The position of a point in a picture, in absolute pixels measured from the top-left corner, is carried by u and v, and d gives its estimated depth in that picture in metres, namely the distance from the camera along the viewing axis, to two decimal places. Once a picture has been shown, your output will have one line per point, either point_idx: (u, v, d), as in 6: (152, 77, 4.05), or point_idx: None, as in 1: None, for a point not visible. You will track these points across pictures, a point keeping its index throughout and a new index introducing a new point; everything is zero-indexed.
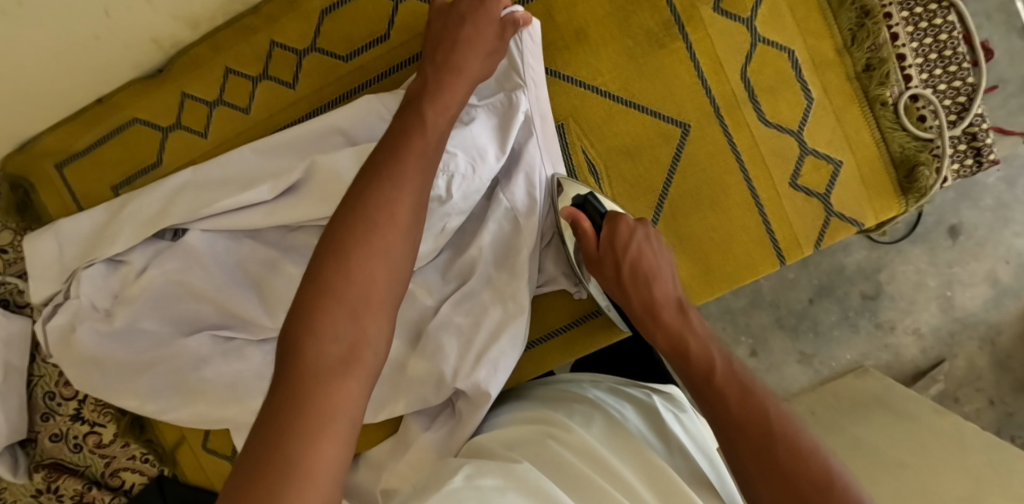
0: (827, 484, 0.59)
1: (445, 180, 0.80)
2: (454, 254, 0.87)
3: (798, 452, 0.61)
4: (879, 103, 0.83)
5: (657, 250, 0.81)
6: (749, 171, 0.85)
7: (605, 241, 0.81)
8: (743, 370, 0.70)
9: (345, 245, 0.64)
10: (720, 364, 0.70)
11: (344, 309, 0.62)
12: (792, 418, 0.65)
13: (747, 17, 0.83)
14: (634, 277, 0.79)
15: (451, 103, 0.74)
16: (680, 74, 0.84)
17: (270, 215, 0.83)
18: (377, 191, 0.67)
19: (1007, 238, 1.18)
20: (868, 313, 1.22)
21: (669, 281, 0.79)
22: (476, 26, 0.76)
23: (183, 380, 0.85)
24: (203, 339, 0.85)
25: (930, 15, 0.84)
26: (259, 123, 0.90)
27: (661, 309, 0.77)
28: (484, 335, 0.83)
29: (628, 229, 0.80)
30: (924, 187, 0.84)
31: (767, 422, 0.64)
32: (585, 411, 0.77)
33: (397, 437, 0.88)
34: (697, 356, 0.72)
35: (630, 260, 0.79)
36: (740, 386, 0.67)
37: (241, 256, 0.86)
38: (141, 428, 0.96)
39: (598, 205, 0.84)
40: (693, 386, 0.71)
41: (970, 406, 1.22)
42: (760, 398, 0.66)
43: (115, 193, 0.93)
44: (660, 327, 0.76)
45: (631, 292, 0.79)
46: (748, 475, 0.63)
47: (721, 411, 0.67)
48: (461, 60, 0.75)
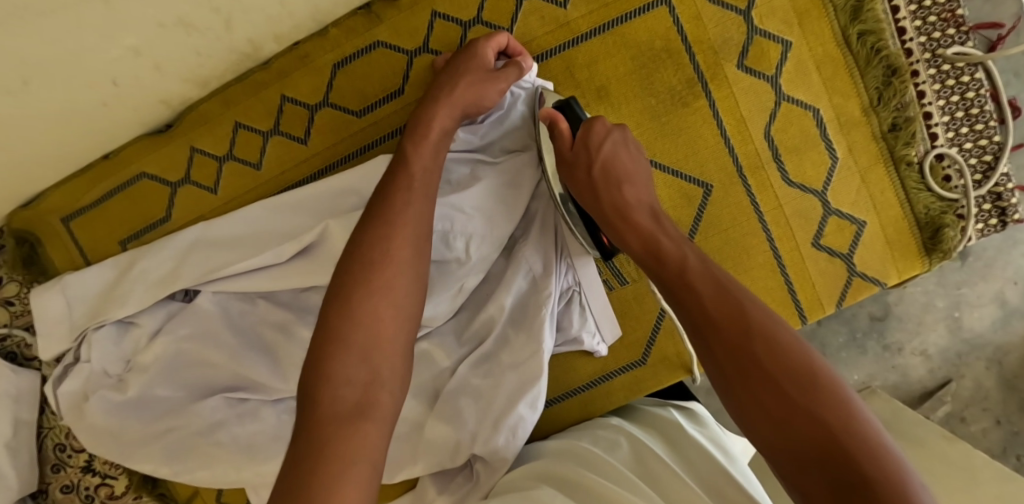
0: (811, 382, 0.57)
1: (463, 241, 0.79)
2: (472, 313, 0.85)
3: (778, 351, 0.59)
4: (905, 163, 0.82)
5: (634, 154, 0.76)
6: (772, 231, 0.84)
7: (580, 140, 0.76)
8: (718, 268, 0.68)
9: (349, 295, 0.66)
10: (693, 259, 0.68)
11: (353, 352, 0.63)
12: (771, 316, 0.63)
13: (772, 74, 0.81)
14: (607, 179, 0.74)
15: (435, 136, 0.74)
16: (703, 134, 0.83)
17: (283, 277, 0.81)
18: (373, 231, 0.69)
19: (1015, 258, 1.18)
20: (876, 335, 1.22)
21: (645, 186, 0.75)
22: (456, 67, 0.77)
23: (198, 446, 0.83)
24: (218, 403, 0.84)
25: (957, 73, 0.82)
26: (271, 179, 0.88)
27: (633, 212, 0.73)
28: (502, 399, 0.80)
29: (605, 130, 0.76)
30: (949, 247, 0.83)
31: (744, 319, 0.62)
32: (609, 436, 0.79)
33: (414, 493, 0.87)
34: (671, 255, 0.69)
35: (604, 160, 0.75)
36: (716, 283, 0.65)
37: (254, 317, 0.85)
38: (153, 483, 0.95)
39: (579, 111, 0.79)
40: (666, 286, 0.68)
41: (976, 425, 1.22)
42: (736, 295, 0.64)
43: (123, 248, 0.91)
44: (631, 228, 0.72)
45: (602, 194, 0.74)
46: (726, 378, 0.61)
47: (697, 312, 0.65)
48: (440, 90, 0.76)
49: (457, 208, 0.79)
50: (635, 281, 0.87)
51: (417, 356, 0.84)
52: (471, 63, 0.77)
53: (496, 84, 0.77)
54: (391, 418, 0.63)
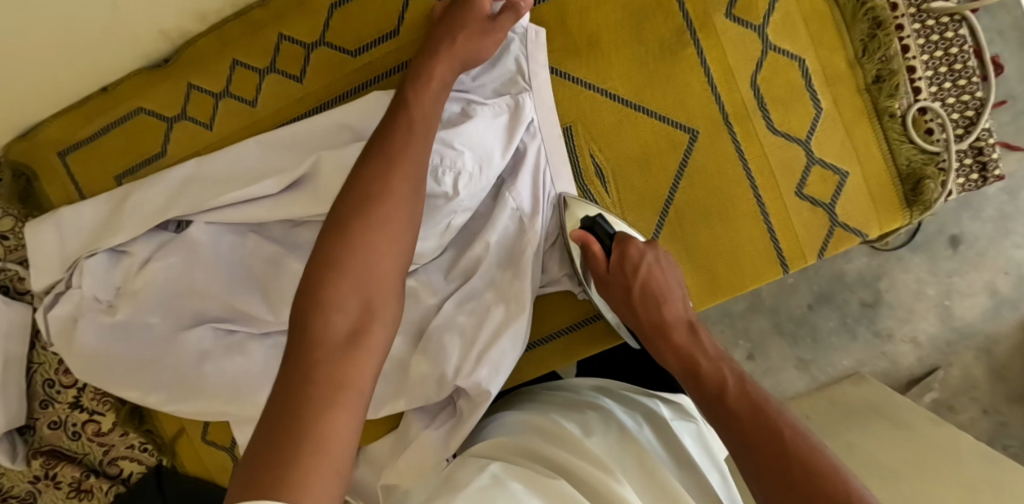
0: (849, 502, 0.54)
1: (452, 177, 0.79)
2: (458, 251, 0.86)
3: (815, 473, 0.56)
4: (888, 115, 0.83)
5: (667, 271, 0.80)
6: (756, 179, 0.85)
7: (615, 259, 0.80)
8: (757, 387, 0.66)
9: (348, 228, 0.65)
10: (732, 378, 0.67)
11: (352, 282, 0.62)
12: (810, 435, 0.60)
13: (759, 24, 0.83)
14: (645, 299, 0.77)
15: (435, 87, 0.75)
16: (690, 83, 0.84)
17: (275, 209, 0.82)
18: (374, 167, 0.68)
19: (1007, 249, 1.21)
20: (866, 321, 1.24)
21: (680, 302, 0.78)
22: (455, 20, 0.78)
23: (183, 376, 0.84)
24: (206, 332, 0.84)
25: (942, 28, 0.83)
26: (266, 117, 0.89)
27: (672, 330, 0.75)
28: (486, 335, 0.82)
29: (638, 251, 0.80)
30: (929, 200, 0.84)
31: (781, 441, 0.59)
32: (597, 422, 0.73)
33: (398, 433, 0.88)
34: (708, 375, 0.68)
35: (641, 281, 0.78)
36: (751, 402, 0.63)
37: (245, 252, 0.85)
38: (140, 419, 0.95)
39: (607, 227, 0.83)
40: (705, 406, 0.67)
41: (965, 415, 1.24)
42: (774, 416, 0.62)
43: (117, 183, 0.92)
44: (670, 348, 0.74)
45: (640, 313, 0.77)
46: (763, 494, 0.58)
47: (733, 427, 0.63)
48: (441, 41, 0.77)
49: (448, 144, 0.79)
50: None
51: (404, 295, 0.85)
52: (468, 14, 0.78)
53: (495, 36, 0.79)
54: (382, 350, 0.62)
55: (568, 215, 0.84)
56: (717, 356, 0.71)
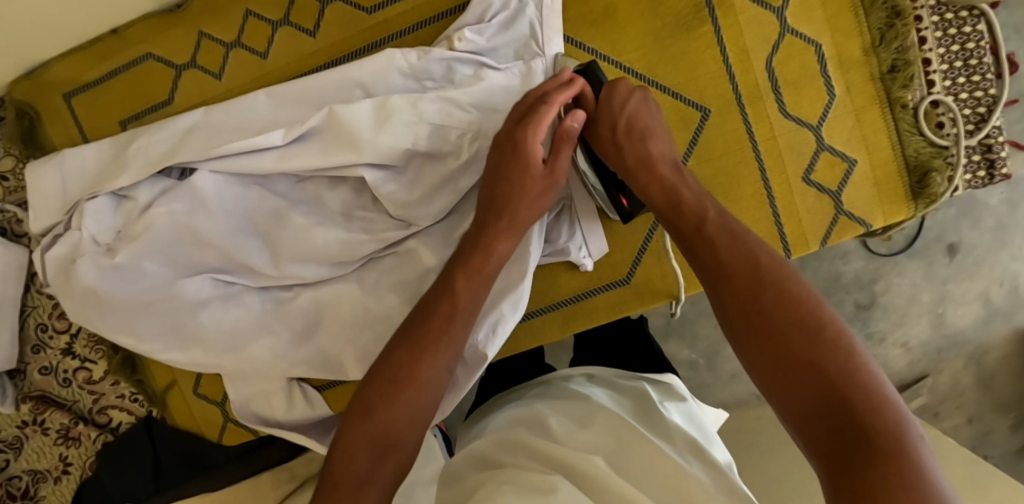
0: (811, 320, 0.56)
1: (462, 137, 0.81)
2: (462, 217, 0.85)
3: (784, 295, 0.59)
4: (899, 106, 0.83)
5: (655, 111, 0.78)
6: (764, 162, 0.85)
7: (605, 102, 0.77)
8: (735, 219, 0.68)
9: (394, 365, 0.68)
10: (711, 211, 0.68)
11: (383, 418, 0.64)
12: (784, 265, 0.62)
13: (778, 6, 0.82)
14: (630, 133, 0.76)
15: (496, 235, 0.76)
16: (705, 60, 0.84)
17: (281, 161, 0.82)
18: (430, 309, 0.72)
19: (1003, 260, 1.22)
20: (859, 322, 1.25)
21: (666, 139, 0.77)
22: (513, 175, 0.75)
23: (180, 325, 0.85)
24: (203, 282, 0.85)
25: (960, 22, 0.83)
26: (276, 70, 0.89)
27: (656, 163, 0.74)
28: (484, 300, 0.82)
29: (627, 89, 0.77)
30: (936, 193, 0.84)
31: (755, 269, 0.61)
32: (583, 412, 0.72)
33: None
34: (689, 206, 0.70)
35: (628, 117, 0.76)
36: (730, 235, 0.65)
37: (249, 205, 0.84)
38: (133, 368, 0.95)
39: (600, 74, 0.81)
40: (682, 238, 0.69)
41: (949, 422, 1.27)
42: (751, 247, 0.63)
43: (122, 129, 0.91)
44: (653, 179, 0.73)
45: (625, 149, 0.76)
46: (730, 311, 0.61)
47: (710, 260, 0.65)
48: (506, 204, 0.76)
49: (460, 105, 0.80)
50: None
51: (404, 256, 0.86)
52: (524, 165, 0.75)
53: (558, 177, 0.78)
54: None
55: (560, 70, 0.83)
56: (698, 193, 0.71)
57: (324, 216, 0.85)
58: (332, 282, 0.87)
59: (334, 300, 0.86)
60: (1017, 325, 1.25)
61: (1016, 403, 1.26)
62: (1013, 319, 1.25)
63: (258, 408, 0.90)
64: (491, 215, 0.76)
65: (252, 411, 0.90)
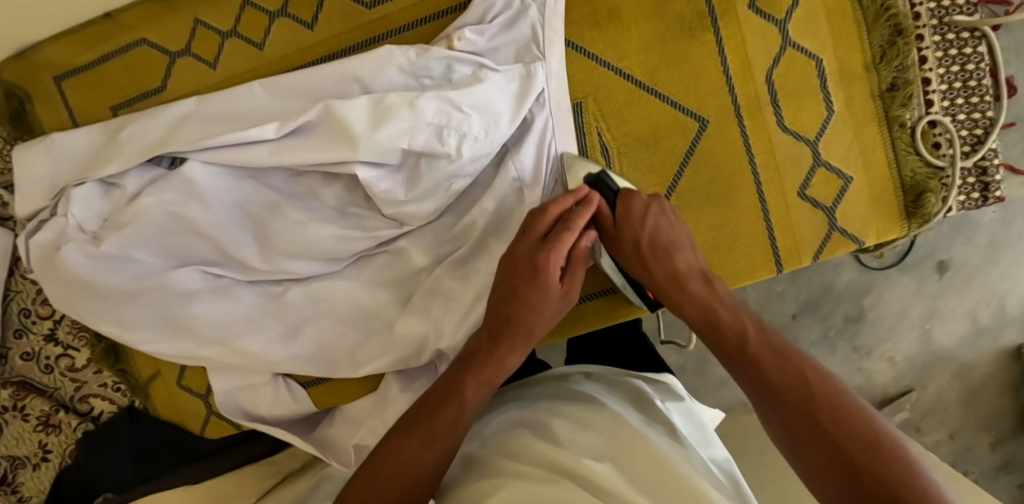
0: (873, 440, 0.59)
1: (456, 139, 0.79)
2: (457, 216, 0.85)
3: (841, 413, 0.61)
4: (898, 125, 0.83)
5: (676, 222, 0.79)
6: (760, 174, 0.85)
7: (619, 215, 0.79)
8: (774, 333, 0.69)
9: (415, 423, 0.69)
10: (752, 330, 0.69)
11: (395, 469, 0.65)
12: (832, 378, 0.64)
13: (781, 19, 0.82)
14: (654, 248, 0.77)
15: (508, 345, 0.75)
16: (706, 69, 0.84)
17: (275, 153, 0.81)
18: (451, 377, 0.73)
19: (993, 279, 1.24)
20: (848, 334, 1.26)
21: (691, 250, 0.78)
22: (529, 298, 0.75)
23: (167, 316, 0.84)
24: (193, 274, 0.83)
25: (961, 43, 0.83)
26: (273, 61, 0.87)
27: (686, 279, 0.75)
28: (476, 302, 0.82)
29: (643, 203, 0.78)
30: (929, 213, 0.84)
31: (807, 384, 0.64)
32: (581, 412, 0.71)
33: (376, 394, 0.88)
34: (729, 324, 0.71)
35: (649, 232, 0.77)
36: (775, 350, 0.67)
37: (241, 196, 0.83)
38: (116, 357, 0.93)
39: (611, 183, 0.81)
40: (726, 356, 0.69)
41: (931, 437, 1.28)
42: (798, 362, 0.65)
43: (114, 114, 0.90)
44: (685, 295, 0.74)
45: (652, 265, 0.77)
46: (790, 441, 0.62)
47: (757, 377, 0.66)
48: (520, 320, 0.75)
49: (457, 106, 0.78)
50: None
51: (396, 255, 0.85)
52: (539, 285, 0.76)
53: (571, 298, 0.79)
54: None
55: (570, 171, 0.82)
56: (735, 308, 0.72)
57: (317, 211, 0.84)
58: (324, 278, 0.86)
59: (326, 295, 0.86)
60: (1003, 344, 1.26)
61: (997, 420, 1.27)
62: (999, 338, 1.26)
63: (243, 401, 0.89)
64: (499, 331, 0.75)
65: (237, 404, 0.89)
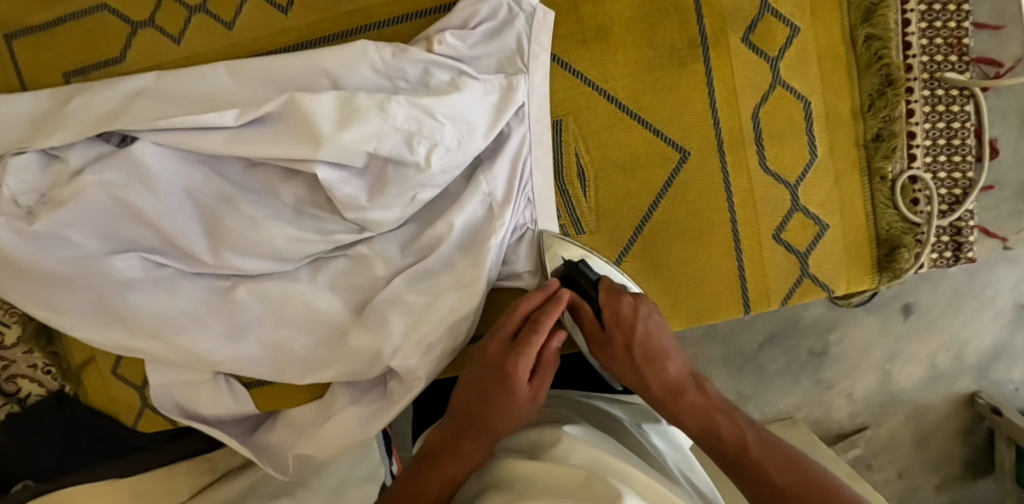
0: None
1: (427, 148, 0.75)
2: (422, 227, 0.81)
3: None
4: (879, 177, 0.82)
5: (661, 326, 0.74)
6: (737, 213, 0.83)
7: (608, 319, 0.74)
8: (773, 436, 0.67)
9: None
10: (751, 433, 0.67)
11: None
12: (832, 480, 0.63)
13: (773, 56, 0.80)
14: (646, 355, 0.71)
15: (469, 446, 0.68)
16: (692, 100, 0.81)
17: (233, 143, 0.76)
18: (412, 478, 0.68)
19: (954, 327, 1.24)
20: (810, 369, 1.26)
21: (681, 355, 0.73)
22: (494, 403, 0.70)
23: (104, 304, 0.79)
24: (132, 261, 0.78)
25: (949, 101, 0.82)
26: (241, 43, 0.82)
27: (683, 387, 0.70)
28: (433, 320, 0.79)
29: (629, 305, 0.74)
30: (901, 268, 0.83)
31: (813, 491, 0.62)
32: (551, 436, 0.66)
33: (323, 401, 0.84)
34: (727, 432, 0.67)
35: (640, 339, 0.72)
36: (779, 457, 0.65)
37: (192, 184, 0.79)
38: (48, 338, 0.87)
39: (589, 271, 0.78)
40: (727, 464, 0.67)
41: (880, 474, 1.29)
42: (801, 468, 0.64)
43: (65, 81, 0.84)
44: (683, 408, 0.69)
45: (645, 373, 0.71)
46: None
47: (763, 486, 0.64)
48: (484, 427, 0.69)
49: (430, 114, 0.75)
50: (592, 233, 0.84)
51: (356, 260, 0.82)
52: (502, 388, 0.70)
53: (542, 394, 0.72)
54: None
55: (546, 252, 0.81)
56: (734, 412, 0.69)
57: (274, 208, 0.80)
58: (276, 277, 0.82)
59: (277, 295, 0.81)
60: (959, 391, 1.26)
61: (947, 464, 1.28)
62: (956, 385, 1.26)
63: (181, 397, 0.85)
64: (462, 437, 0.69)
65: (174, 400, 0.85)
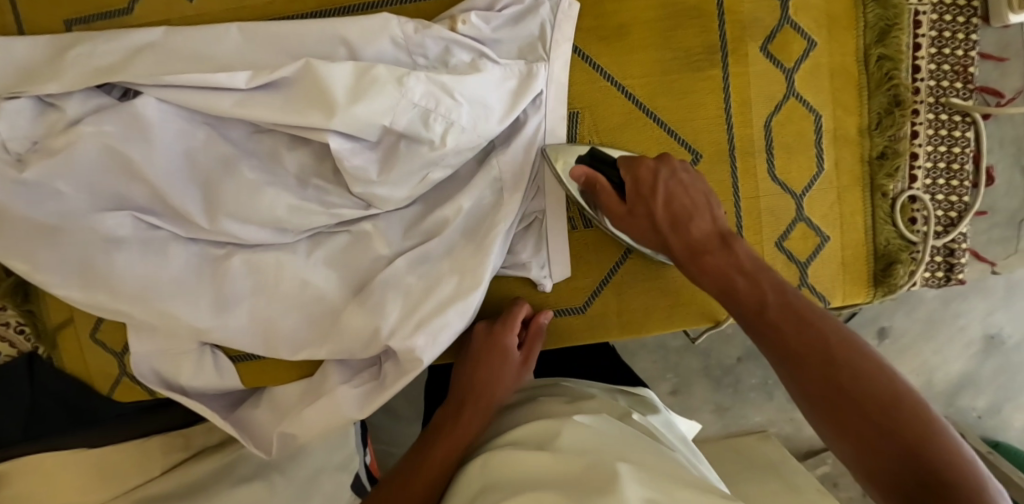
0: (894, 401, 0.55)
1: (443, 127, 0.74)
2: (428, 209, 0.80)
3: (862, 374, 0.57)
4: (880, 194, 0.84)
5: (686, 185, 0.74)
6: (742, 219, 0.83)
7: (631, 191, 0.75)
8: (797, 295, 0.64)
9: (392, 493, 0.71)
10: (771, 293, 0.65)
11: None
12: (854, 338, 0.60)
13: (789, 68, 0.81)
14: (669, 217, 0.73)
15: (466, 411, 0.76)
16: (708, 104, 0.81)
17: (241, 105, 0.74)
18: (420, 449, 0.75)
19: (925, 353, 1.27)
20: None
21: (709, 214, 0.73)
22: (485, 369, 0.77)
23: (88, 264, 0.75)
24: (124, 219, 0.75)
25: (952, 125, 0.84)
26: (256, 6, 0.80)
27: (703, 247, 0.70)
28: (432, 303, 0.76)
29: (650, 170, 0.74)
30: (895, 284, 0.85)
31: (827, 348, 0.59)
32: (551, 425, 0.65)
33: (311, 382, 0.81)
34: (744, 292, 0.66)
35: (663, 203, 0.73)
36: (795, 315, 0.62)
37: (192, 145, 0.76)
38: (24, 296, 0.83)
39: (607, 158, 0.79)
40: (746, 322, 0.65)
41: (846, 493, 1.31)
42: (818, 325, 0.61)
43: (66, 29, 0.81)
44: (702, 269, 0.70)
45: (668, 235, 0.73)
46: (811, 402, 0.58)
47: (778, 343, 0.62)
48: (478, 390, 0.77)
49: (448, 92, 0.73)
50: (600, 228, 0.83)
51: (358, 237, 0.80)
52: (490, 354, 0.77)
53: (530, 355, 0.80)
54: None
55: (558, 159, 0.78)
56: (757, 272, 0.67)
57: (277, 176, 0.77)
58: (272, 249, 0.79)
59: (271, 267, 0.79)
60: None
61: None
62: None
63: (161, 366, 0.81)
64: (460, 404, 0.76)
65: (154, 369, 0.81)
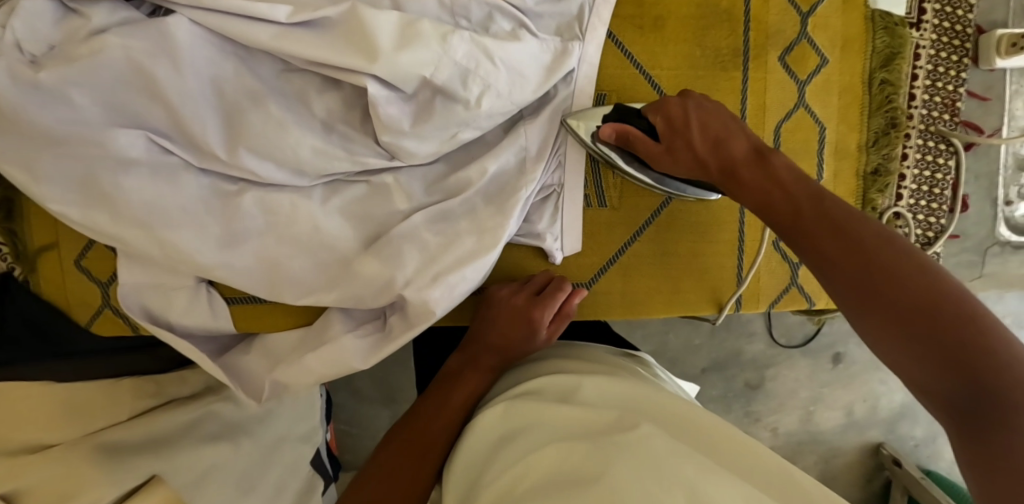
0: (933, 300, 0.56)
1: (479, 88, 0.75)
2: (450, 169, 0.80)
3: (901, 277, 0.59)
4: (870, 207, 0.90)
5: (717, 113, 0.74)
6: (745, 215, 0.87)
7: (663, 129, 0.75)
8: (835, 203, 0.66)
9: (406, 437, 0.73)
10: (809, 207, 0.66)
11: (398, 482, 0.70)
12: (892, 240, 0.62)
13: (803, 80, 0.87)
14: (705, 141, 0.72)
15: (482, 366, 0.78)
16: (726, 103, 0.85)
17: (278, 39, 0.71)
18: (435, 395, 0.77)
19: (873, 379, 1.35)
20: (743, 400, 1.33)
21: (743, 136, 0.72)
22: (506, 329, 0.78)
23: (93, 181, 0.71)
24: (137, 140, 0.71)
25: (937, 152, 0.92)
26: None
27: (738, 166, 0.71)
28: (450, 259, 0.76)
29: (679, 105, 0.74)
30: None
31: (865, 252, 0.61)
32: (563, 380, 0.67)
33: (312, 328, 0.81)
34: (782, 206, 0.68)
35: (698, 129, 0.73)
36: (833, 225, 0.64)
37: (220, 73, 0.73)
38: (8, 213, 0.77)
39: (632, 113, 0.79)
40: (785, 234, 0.67)
41: None
42: (856, 233, 0.63)
43: None
44: (739, 187, 0.71)
45: (705, 156, 0.72)
46: (852, 307, 0.61)
47: (818, 256, 0.64)
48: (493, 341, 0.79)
49: (490, 56, 0.74)
50: (614, 208, 0.85)
51: (376, 189, 0.79)
52: (516, 318, 0.77)
53: (557, 328, 0.80)
54: None
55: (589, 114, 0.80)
56: (797, 188, 0.68)
57: (302, 117, 0.75)
58: (285, 191, 0.77)
59: (283, 211, 0.77)
60: (869, 440, 1.36)
61: None
62: (866, 434, 1.36)
63: (149, 302, 0.77)
64: (478, 352, 0.79)
65: (141, 304, 0.77)
